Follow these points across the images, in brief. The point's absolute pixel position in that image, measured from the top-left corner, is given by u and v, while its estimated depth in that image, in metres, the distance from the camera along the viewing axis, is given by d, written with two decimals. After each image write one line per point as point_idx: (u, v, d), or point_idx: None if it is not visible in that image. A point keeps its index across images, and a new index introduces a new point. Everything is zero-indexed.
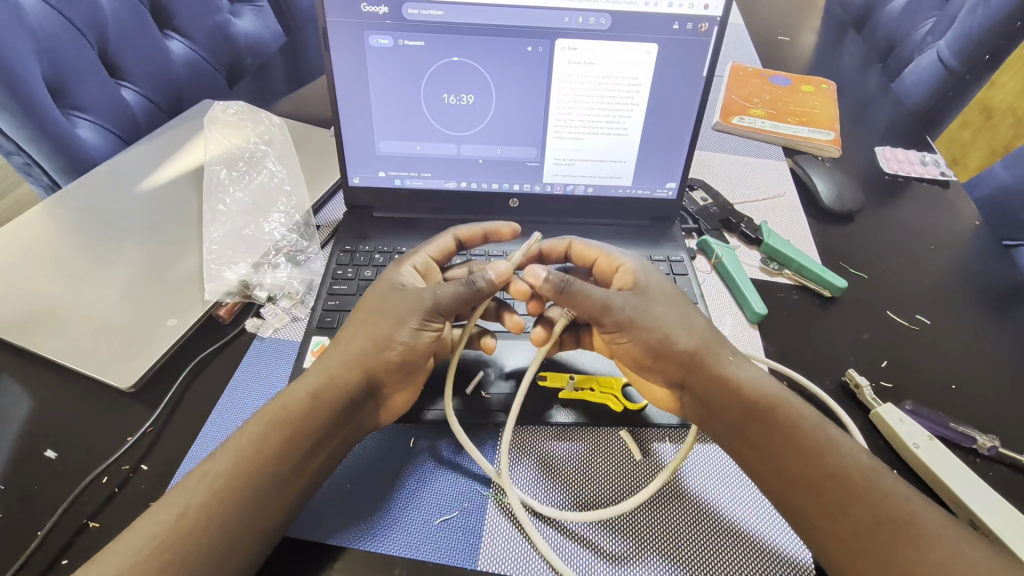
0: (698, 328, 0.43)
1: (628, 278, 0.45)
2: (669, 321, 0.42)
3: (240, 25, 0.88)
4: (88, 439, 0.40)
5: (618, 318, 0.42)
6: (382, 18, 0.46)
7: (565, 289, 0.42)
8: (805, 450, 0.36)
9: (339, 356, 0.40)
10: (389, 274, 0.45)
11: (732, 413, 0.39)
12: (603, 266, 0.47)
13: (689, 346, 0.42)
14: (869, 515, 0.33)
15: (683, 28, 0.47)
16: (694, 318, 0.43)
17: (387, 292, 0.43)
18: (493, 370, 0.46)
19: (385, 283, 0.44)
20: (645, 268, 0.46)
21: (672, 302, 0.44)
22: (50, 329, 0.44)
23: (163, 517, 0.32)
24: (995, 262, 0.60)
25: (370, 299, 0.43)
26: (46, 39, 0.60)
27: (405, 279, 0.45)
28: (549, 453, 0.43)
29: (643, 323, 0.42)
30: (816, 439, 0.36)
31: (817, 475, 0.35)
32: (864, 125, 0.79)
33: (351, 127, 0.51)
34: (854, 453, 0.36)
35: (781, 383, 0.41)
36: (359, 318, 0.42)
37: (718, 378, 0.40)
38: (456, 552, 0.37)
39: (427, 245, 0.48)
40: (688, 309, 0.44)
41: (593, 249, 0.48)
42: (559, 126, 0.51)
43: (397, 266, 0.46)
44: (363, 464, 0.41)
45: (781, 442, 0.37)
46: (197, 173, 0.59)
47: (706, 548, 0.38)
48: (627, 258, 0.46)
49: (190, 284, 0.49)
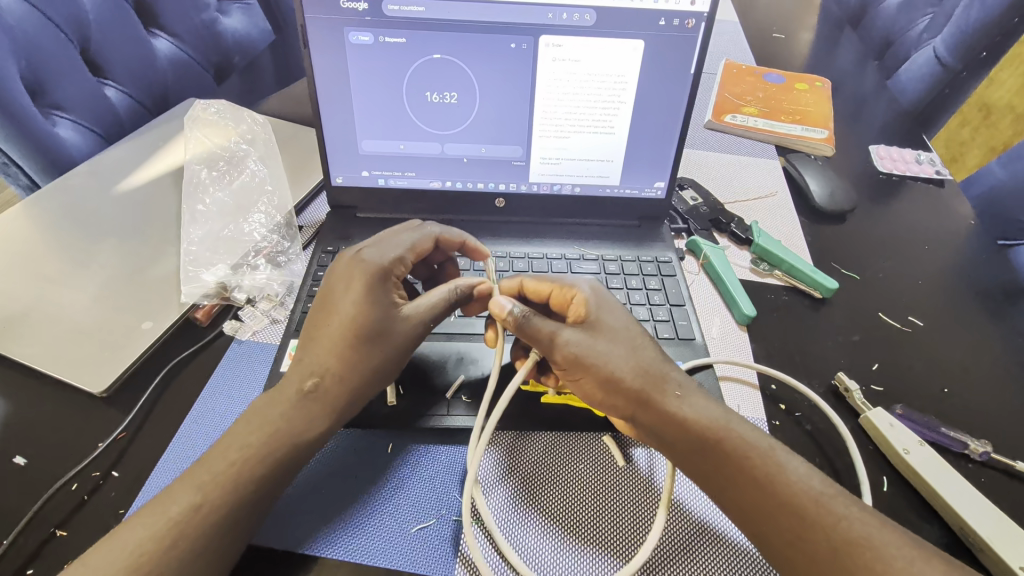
0: (642, 361, 0.39)
1: (582, 310, 0.40)
2: (615, 358, 0.38)
3: (227, 23, 0.87)
4: (58, 445, 0.39)
5: (564, 354, 0.38)
6: (361, 15, 0.45)
7: (524, 324, 0.39)
8: (757, 480, 0.34)
9: (336, 389, 0.37)
10: (367, 266, 0.40)
11: (682, 453, 0.37)
12: (553, 299, 0.43)
13: (636, 383, 0.38)
14: (826, 540, 0.32)
15: (670, 24, 0.46)
16: (641, 347, 0.39)
17: (373, 315, 0.38)
18: (472, 372, 0.45)
19: (366, 279, 0.39)
20: (600, 295, 0.42)
21: (627, 335, 0.40)
22: (21, 331, 0.43)
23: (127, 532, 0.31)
24: (990, 263, 0.59)
25: (344, 338, 0.38)
26: (23, 37, 0.60)
27: (386, 287, 0.40)
28: (520, 458, 0.42)
29: (590, 360, 0.38)
30: (764, 467, 0.35)
31: (770, 503, 0.34)
32: (859, 122, 0.78)
33: (333, 127, 0.50)
34: (806, 480, 0.34)
35: (729, 410, 0.38)
36: (334, 353, 0.38)
37: (665, 415, 0.37)
38: (429, 560, 0.36)
39: (403, 254, 0.42)
40: (637, 341, 0.40)
41: (545, 282, 0.43)
42: (544, 125, 0.50)
43: (378, 261, 0.40)
44: (333, 471, 0.40)
45: (733, 472, 0.35)
46: (178, 173, 0.58)
47: (688, 554, 0.37)
48: (579, 287, 0.42)
49: (166, 287, 0.48)
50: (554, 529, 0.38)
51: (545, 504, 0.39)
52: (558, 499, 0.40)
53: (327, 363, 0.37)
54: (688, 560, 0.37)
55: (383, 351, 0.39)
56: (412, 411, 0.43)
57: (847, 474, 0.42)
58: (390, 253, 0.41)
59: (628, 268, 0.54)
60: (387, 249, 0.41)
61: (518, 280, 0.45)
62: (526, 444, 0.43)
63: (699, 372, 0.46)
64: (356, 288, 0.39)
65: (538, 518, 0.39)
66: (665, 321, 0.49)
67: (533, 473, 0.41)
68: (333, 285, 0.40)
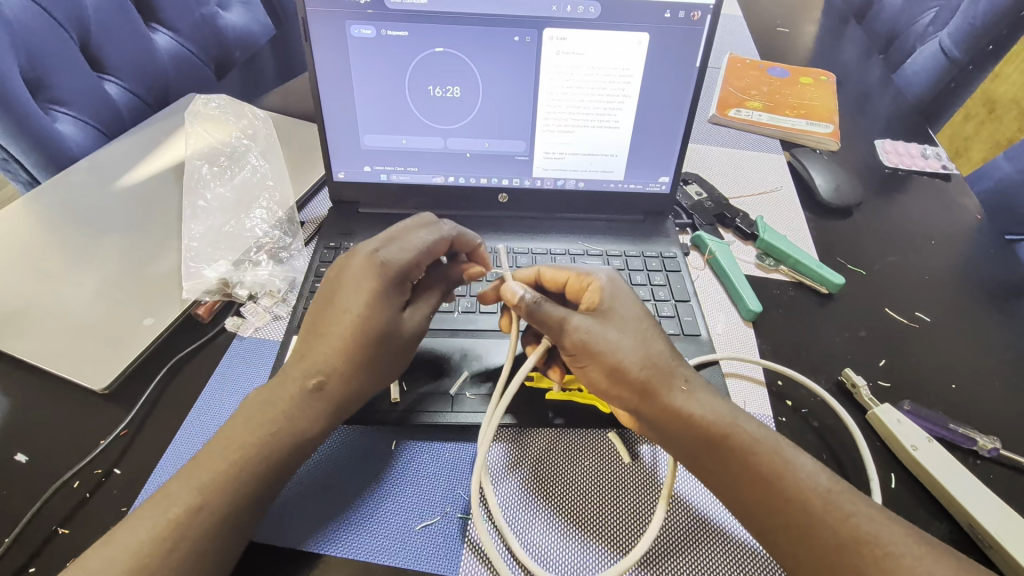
0: (651, 354, 0.38)
1: (595, 298, 0.40)
2: (623, 348, 0.38)
3: (228, 18, 0.87)
4: (60, 443, 0.39)
5: (573, 340, 0.38)
6: (363, 8, 0.45)
7: (535, 309, 0.39)
8: (761, 477, 0.34)
9: (341, 385, 0.37)
10: (383, 272, 0.38)
11: (685, 442, 0.37)
12: (569, 287, 0.43)
13: (643, 376, 0.37)
14: (832, 539, 0.32)
15: (676, 16, 0.45)
16: (650, 340, 0.39)
17: (378, 319, 0.38)
18: (477, 368, 0.45)
19: (380, 287, 0.38)
20: (616, 286, 0.41)
21: (638, 326, 0.39)
22: (21, 329, 0.43)
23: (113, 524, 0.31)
24: (999, 259, 0.58)
25: (354, 343, 0.37)
26: (23, 32, 0.59)
27: (395, 292, 0.39)
28: (524, 454, 0.42)
29: (597, 349, 0.38)
30: (770, 466, 0.34)
31: (775, 502, 0.33)
32: (864, 116, 0.78)
33: (335, 122, 0.50)
34: (812, 477, 0.34)
35: (737, 406, 0.38)
36: (342, 355, 0.37)
37: (670, 407, 0.37)
38: (435, 558, 0.36)
39: (416, 261, 0.40)
40: (649, 332, 0.39)
41: (562, 271, 0.43)
42: (547, 119, 0.50)
43: (392, 267, 0.39)
44: (334, 466, 0.40)
45: (739, 469, 0.35)
46: (179, 169, 0.58)
47: (694, 552, 0.37)
48: (596, 276, 0.42)
49: (167, 283, 0.47)
50: (559, 526, 0.38)
51: (549, 499, 0.39)
52: (562, 494, 0.39)
53: (332, 364, 0.37)
54: (693, 556, 0.37)
55: (386, 356, 0.39)
56: (415, 408, 0.42)
57: (855, 470, 0.41)
58: (408, 257, 0.40)
59: (633, 263, 0.53)
60: (404, 252, 0.40)
61: (535, 269, 0.45)
62: (529, 439, 0.43)
63: (706, 368, 0.46)
64: (370, 288, 0.38)
65: (542, 513, 0.38)
66: (670, 316, 0.49)
67: (536, 468, 0.41)
68: (344, 283, 0.38)
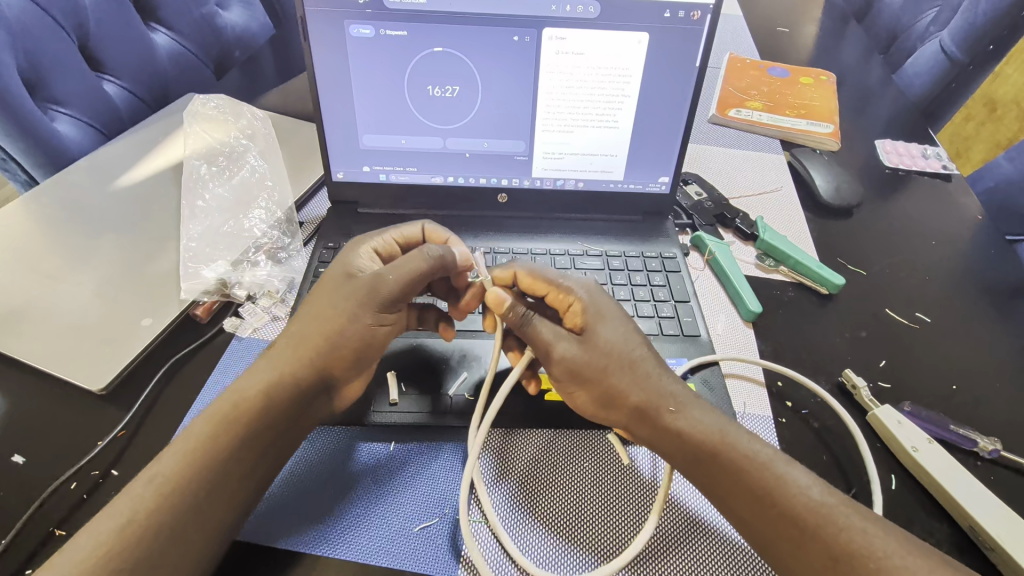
0: (639, 376, 0.38)
1: (577, 317, 0.40)
2: (611, 373, 0.38)
3: (227, 17, 0.87)
4: (57, 444, 0.39)
5: (560, 367, 0.39)
6: (362, 7, 0.44)
7: (523, 323, 0.40)
8: (752, 492, 0.34)
9: (290, 348, 0.39)
10: (346, 253, 0.43)
11: (677, 464, 0.37)
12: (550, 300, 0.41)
13: (634, 400, 0.38)
14: (825, 552, 0.32)
15: (676, 16, 0.45)
16: (637, 361, 0.38)
17: (332, 283, 0.41)
18: (476, 370, 0.45)
19: (341, 264, 0.43)
20: (596, 300, 0.40)
21: (623, 347, 0.39)
22: (19, 330, 0.43)
23: (108, 525, 0.31)
24: (999, 259, 0.58)
25: (310, 307, 0.41)
26: (21, 31, 0.59)
27: (356, 262, 0.42)
28: (521, 454, 0.42)
29: (586, 375, 0.38)
30: (763, 480, 0.34)
31: (766, 514, 0.33)
32: (865, 115, 0.77)
33: (334, 122, 0.50)
34: (806, 490, 0.33)
35: (730, 418, 0.38)
36: (300, 319, 0.40)
37: (660, 431, 0.37)
38: (431, 559, 0.36)
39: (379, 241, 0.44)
40: (636, 353, 0.39)
41: (539, 280, 0.41)
42: (547, 118, 0.50)
43: (354, 247, 0.44)
44: (331, 466, 0.40)
45: (729, 486, 0.35)
46: (177, 169, 0.58)
47: (692, 554, 0.37)
48: (575, 293, 0.40)
49: (164, 284, 0.47)
50: (556, 526, 0.38)
51: (546, 500, 0.39)
52: (559, 494, 0.39)
53: (293, 329, 0.40)
54: (690, 558, 0.37)
55: (337, 318, 0.39)
56: (415, 409, 0.42)
57: (854, 471, 0.41)
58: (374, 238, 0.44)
59: (632, 264, 0.53)
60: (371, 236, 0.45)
61: (511, 270, 0.43)
62: (526, 439, 0.43)
63: (705, 369, 0.46)
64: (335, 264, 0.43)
65: (539, 514, 0.38)
66: (670, 317, 0.49)
67: (534, 468, 0.41)
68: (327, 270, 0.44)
